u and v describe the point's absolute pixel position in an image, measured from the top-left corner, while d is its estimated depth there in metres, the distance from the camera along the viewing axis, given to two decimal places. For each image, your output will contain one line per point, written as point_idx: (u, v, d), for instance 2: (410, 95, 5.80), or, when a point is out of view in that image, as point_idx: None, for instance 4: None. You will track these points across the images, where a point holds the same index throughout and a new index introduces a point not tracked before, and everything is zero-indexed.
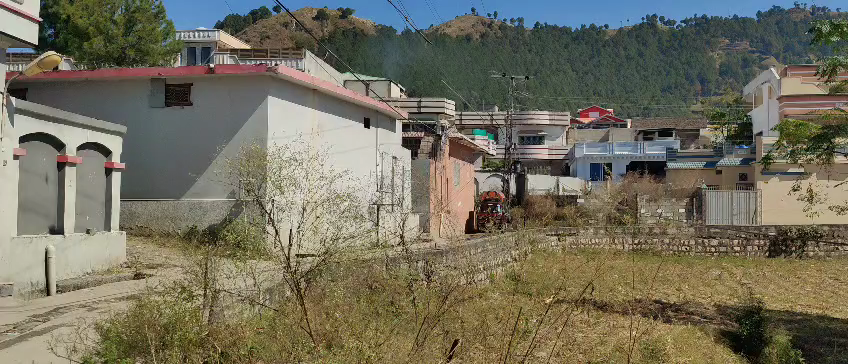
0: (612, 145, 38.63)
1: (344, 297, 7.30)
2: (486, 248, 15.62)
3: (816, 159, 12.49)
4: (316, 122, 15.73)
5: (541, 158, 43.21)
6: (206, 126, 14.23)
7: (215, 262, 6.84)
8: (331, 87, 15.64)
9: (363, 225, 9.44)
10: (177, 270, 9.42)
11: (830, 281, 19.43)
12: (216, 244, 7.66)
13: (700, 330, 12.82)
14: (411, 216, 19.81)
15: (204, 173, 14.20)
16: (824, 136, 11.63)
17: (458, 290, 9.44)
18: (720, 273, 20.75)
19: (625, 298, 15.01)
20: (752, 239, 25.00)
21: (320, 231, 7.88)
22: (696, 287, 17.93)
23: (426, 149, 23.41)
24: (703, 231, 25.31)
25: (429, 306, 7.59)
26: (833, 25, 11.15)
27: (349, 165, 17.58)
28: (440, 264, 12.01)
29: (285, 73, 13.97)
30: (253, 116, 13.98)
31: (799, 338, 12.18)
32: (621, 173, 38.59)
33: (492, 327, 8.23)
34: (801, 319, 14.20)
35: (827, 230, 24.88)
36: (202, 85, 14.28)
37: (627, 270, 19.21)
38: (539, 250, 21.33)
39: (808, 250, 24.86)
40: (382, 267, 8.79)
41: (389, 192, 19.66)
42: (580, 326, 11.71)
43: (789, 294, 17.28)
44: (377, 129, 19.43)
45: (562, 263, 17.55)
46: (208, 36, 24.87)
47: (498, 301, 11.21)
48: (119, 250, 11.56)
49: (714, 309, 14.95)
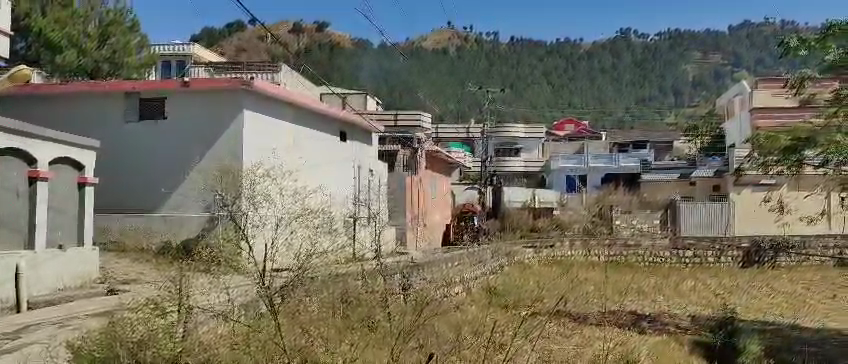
0: (588, 157, 39.02)
1: (319, 312, 7.29)
2: (463, 261, 15.70)
3: (786, 171, 12.69)
4: (292, 135, 15.69)
5: (517, 170, 43.40)
6: (181, 140, 14.14)
7: (188, 278, 6.79)
8: (306, 100, 15.63)
9: (337, 240, 9.42)
10: (151, 285, 9.31)
11: (801, 291, 19.74)
12: (191, 258, 7.58)
13: (675, 341, 12.95)
14: (387, 229, 19.84)
15: (178, 188, 14.09)
16: (794, 148, 11.79)
17: (435, 305, 9.43)
18: (695, 284, 20.96)
19: (601, 310, 15.08)
20: (725, 250, 25.54)
21: (294, 247, 7.89)
22: (671, 298, 18.09)
23: (401, 162, 23.96)
24: (678, 243, 25.74)
25: (404, 320, 7.61)
26: (799, 39, 11.43)
27: (325, 179, 17.57)
28: (416, 278, 11.98)
29: (261, 86, 13.93)
30: (227, 130, 13.87)
31: (773, 347, 12.37)
32: (595, 186, 38.68)
33: (469, 341, 8.24)
34: (773, 328, 14.42)
35: (799, 241, 25.32)
36: (176, 99, 14.20)
37: (603, 281, 19.31)
38: (516, 262, 21.41)
39: (781, 260, 25.28)
40: (359, 280, 8.81)
41: (365, 206, 19.69)
42: (557, 338, 11.79)
43: (761, 304, 17.54)
44: (353, 143, 19.45)
45: (538, 275, 17.66)
46: (184, 49, 25.61)
47: (476, 314, 11.21)
48: (92, 265, 11.44)
49: (688, 319, 15.08)
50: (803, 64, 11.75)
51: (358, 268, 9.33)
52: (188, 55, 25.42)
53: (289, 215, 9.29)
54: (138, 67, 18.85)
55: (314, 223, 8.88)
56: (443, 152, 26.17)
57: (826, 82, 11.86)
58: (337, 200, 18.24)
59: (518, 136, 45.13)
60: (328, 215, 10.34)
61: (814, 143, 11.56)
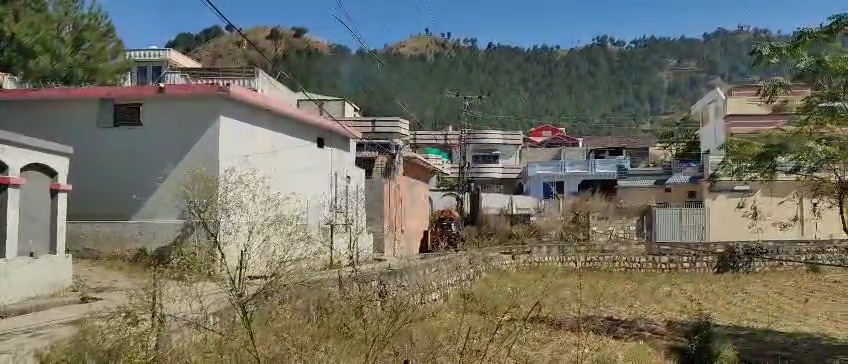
0: (565, 163, 39.24)
1: (294, 320, 7.38)
2: (439, 268, 15.74)
3: (759, 178, 12.87)
4: (269, 142, 15.65)
5: (494, 177, 43.55)
6: (156, 146, 13.98)
7: (161, 285, 6.73)
8: (282, 107, 15.58)
9: (311, 247, 9.43)
10: (124, 293, 9.17)
11: (774, 295, 20.01)
12: (164, 267, 7.52)
13: (651, 346, 13.02)
14: (364, 236, 19.77)
15: (152, 195, 13.90)
16: (765, 155, 11.98)
17: (412, 312, 9.46)
18: (670, 289, 21.19)
19: (578, 316, 15.24)
20: (700, 256, 25.79)
21: (269, 254, 7.91)
22: (646, 303, 18.18)
23: (379, 168, 23.70)
24: (654, 249, 26.22)
25: (380, 325, 7.66)
26: (772, 46, 11.52)
27: (301, 186, 17.50)
28: (392, 284, 12.01)
29: (236, 93, 13.85)
30: (202, 137, 13.77)
31: (746, 352, 12.48)
32: (572, 192, 39.11)
33: (445, 345, 8.32)
34: (747, 333, 14.56)
35: (772, 247, 25.60)
36: (151, 105, 14.08)
37: (580, 287, 19.50)
38: (492, 268, 21.44)
39: (755, 266, 25.42)
40: (336, 288, 8.89)
41: (342, 212, 19.66)
42: (533, 343, 11.88)
43: (735, 308, 17.73)
44: (330, 150, 19.47)
45: (516, 281, 17.74)
46: (160, 55, 25.47)
47: (450, 320, 11.32)
48: (65, 274, 11.26)
49: (664, 324, 15.21)
50: (776, 72, 11.95)
51: (333, 277, 9.30)
52: (163, 61, 25.20)
53: (263, 223, 9.30)
54: (113, 72, 18.54)
55: (287, 231, 8.83)
56: (422, 158, 26.13)
57: (797, 90, 12.06)
58: (313, 207, 18.20)
59: (496, 143, 45.59)
60: (301, 222, 10.29)
61: (786, 150, 11.74)
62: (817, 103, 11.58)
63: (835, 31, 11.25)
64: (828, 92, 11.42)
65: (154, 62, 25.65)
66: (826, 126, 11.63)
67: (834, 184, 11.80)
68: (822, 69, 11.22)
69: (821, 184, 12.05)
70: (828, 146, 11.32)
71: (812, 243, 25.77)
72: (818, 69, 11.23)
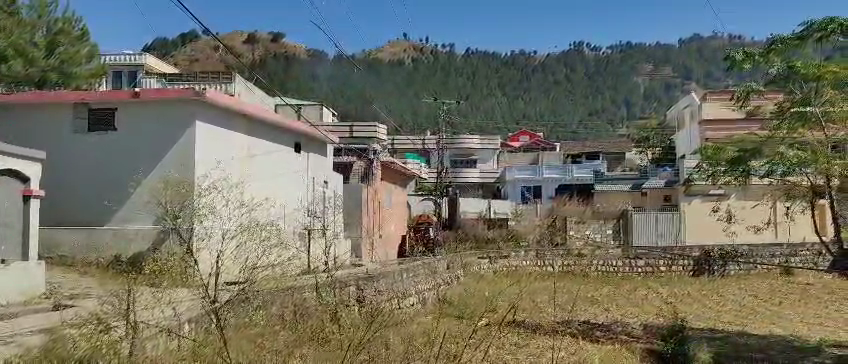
0: (542, 168, 39.37)
1: (270, 327, 7.45)
2: (417, 273, 15.78)
3: (733, 182, 13.02)
4: (245, 147, 15.56)
5: (473, 181, 43.92)
6: (129, 151, 13.81)
7: (134, 292, 6.66)
8: (259, 111, 15.50)
9: (284, 251, 9.41)
10: (95, 298, 9.01)
11: (750, 298, 20.25)
12: (137, 273, 7.45)
13: (628, 349, 13.07)
14: (341, 242, 19.69)
15: (123, 201, 13.74)
16: (739, 159, 12.13)
17: (389, 316, 9.45)
18: (647, 292, 21.39)
19: (555, 320, 15.33)
20: (676, 259, 26.04)
21: (242, 258, 7.93)
22: (623, 307, 18.33)
23: (358, 172, 24.07)
24: (630, 252, 26.10)
25: (357, 329, 7.69)
26: (744, 53, 11.78)
27: (277, 192, 17.42)
28: (369, 290, 12.04)
29: (213, 97, 13.71)
30: (178, 143, 13.56)
31: (721, 354, 12.59)
32: (550, 196, 39.25)
33: (421, 348, 8.33)
34: (722, 336, 14.70)
35: (746, 250, 25.86)
36: (126, 109, 13.91)
37: (557, 291, 19.61)
38: (470, 273, 21.47)
39: (730, 269, 25.66)
40: (312, 295, 8.94)
41: (320, 218, 19.60)
42: (509, 348, 11.95)
43: (711, 311, 17.90)
44: (307, 155, 19.47)
45: (492, 286, 17.83)
46: (135, 60, 25.37)
47: (427, 325, 11.39)
48: (39, 281, 10.99)
49: (640, 328, 15.29)
50: (749, 77, 12.17)
51: (309, 283, 9.32)
52: (140, 66, 25.25)
53: (237, 228, 9.28)
54: (88, 77, 18.32)
55: (262, 237, 8.75)
56: (399, 163, 26.04)
57: (769, 95, 12.27)
58: (291, 213, 18.13)
59: (474, 147, 45.46)
60: (274, 228, 10.21)
61: (760, 154, 11.86)
62: (789, 108, 11.72)
63: (806, 38, 11.19)
64: (799, 98, 11.52)
65: (128, 67, 25.54)
66: (798, 131, 11.79)
67: (806, 188, 12.02)
68: (794, 74, 11.34)
69: (793, 187, 12.23)
70: (800, 151, 11.54)
71: (786, 247, 26.20)
72: (790, 74, 11.40)
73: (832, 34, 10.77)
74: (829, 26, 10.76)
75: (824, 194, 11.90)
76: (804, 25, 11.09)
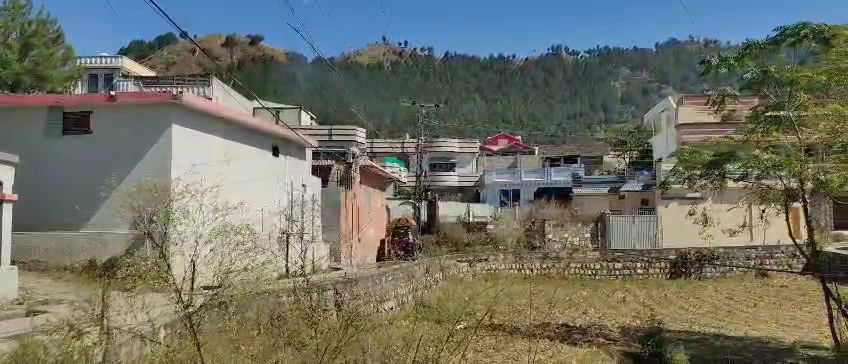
0: (520, 172, 39.67)
1: (247, 330, 7.48)
2: (396, 276, 15.78)
3: (708, 185, 13.21)
4: (223, 150, 15.49)
5: (451, 185, 43.82)
6: (105, 155, 13.65)
7: (107, 296, 6.56)
8: (236, 114, 15.43)
9: (259, 256, 9.39)
10: (68, 300, 8.89)
11: (725, 300, 20.47)
12: (110, 277, 7.37)
13: (605, 352, 13.15)
14: (319, 245, 19.63)
15: (96, 205, 13.55)
16: (716, 163, 12.29)
17: (365, 319, 9.39)
18: (624, 294, 21.58)
19: (535, 323, 15.40)
20: (653, 262, 26.16)
21: (219, 262, 7.96)
22: (601, 309, 18.43)
23: (336, 176, 23.76)
24: (607, 256, 26.28)
25: (336, 330, 7.67)
26: (720, 58, 11.98)
27: (255, 196, 17.33)
28: (346, 294, 12.06)
29: (190, 101, 13.57)
30: (155, 146, 13.38)
31: (697, 356, 12.67)
32: (528, 200, 39.38)
33: (398, 352, 8.28)
34: (699, 338, 14.79)
35: (722, 253, 26.08)
36: (102, 112, 13.75)
37: (535, 295, 19.74)
38: (449, 276, 21.50)
39: (706, 272, 25.90)
40: (289, 301, 8.94)
41: (298, 221, 19.53)
42: (488, 351, 12.01)
43: (688, 314, 18.05)
44: (286, 158, 19.46)
45: (470, 289, 17.86)
46: (112, 63, 25.26)
47: (405, 328, 11.41)
48: (10, 288, 10.79)
49: (617, 330, 15.40)
50: (725, 81, 12.34)
51: (286, 288, 9.37)
52: (117, 68, 25.13)
53: (213, 232, 9.25)
54: (63, 80, 18.13)
55: (235, 242, 8.70)
56: (378, 167, 26.06)
57: (745, 99, 12.48)
58: (268, 216, 18.05)
59: (453, 151, 45.61)
60: (250, 232, 10.17)
61: (735, 158, 12.01)
62: (764, 112, 11.83)
63: (780, 42, 11.71)
64: (773, 103, 11.68)
65: (105, 70, 25.42)
66: (774, 135, 11.76)
67: (779, 192, 11.92)
68: (767, 78, 11.65)
69: (767, 191, 12.13)
70: (774, 154, 11.41)
71: (762, 249, 26.37)
72: (764, 79, 11.65)
73: (804, 39, 11.35)
74: (801, 31, 11.35)
75: (798, 198, 11.78)
76: (778, 31, 11.65)
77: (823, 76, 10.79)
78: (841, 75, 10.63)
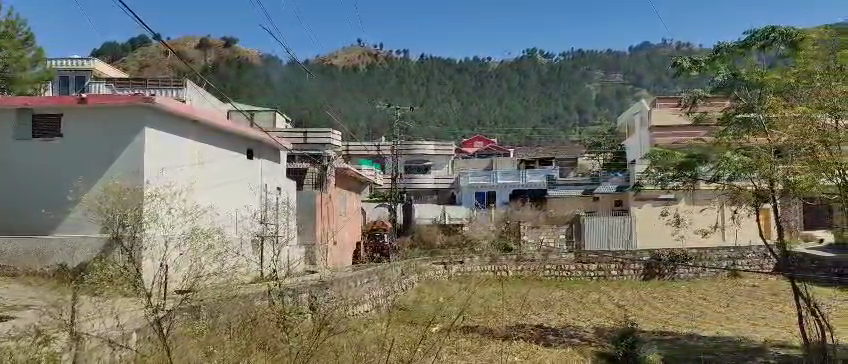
0: (496, 174, 39.74)
1: (218, 335, 7.42)
2: (371, 279, 15.82)
3: (680, 187, 13.38)
4: (196, 153, 15.38)
5: (427, 187, 43.82)
6: (75, 159, 13.47)
7: (76, 301, 6.44)
8: (210, 118, 15.35)
9: (228, 262, 9.28)
10: (36, 304, 8.75)
11: (699, 300, 20.70)
12: (79, 280, 7.27)
13: (579, 352, 13.21)
14: (293, 248, 19.50)
15: (63, 211, 13.40)
16: (687, 164, 12.42)
17: (339, 322, 9.37)
18: (599, 295, 21.72)
19: (510, 324, 15.55)
20: (627, 263, 26.38)
21: (192, 267, 7.91)
22: (575, 310, 18.61)
23: (312, 179, 23.99)
24: (582, 256, 26.44)
25: (312, 330, 7.65)
26: (691, 61, 12.46)
27: (228, 199, 17.26)
28: (321, 297, 12.08)
29: (163, 103, 13.42)
30: (127, 150, 13.25)
31: (669, 356, 12.77)
32: (503, 202, 39.51)
33: (371, 353, 8.27)
34: (672, 338, 14.96)
35: (695, 253, 26.39)
36: (72, 115, 13.58)
37: (510, 297, 19.86)
38: (425, 278, 21.53)
39: (680, 273, 26.17)
40: (263, 303, 8.91)
41: (273, 224, 19.43)
42: (464, 352, 12.08)
43: (662, 314, 18.23)
44: (260, 161, 19.42)
45: (445, 291, 17.91)
46: (84, 65, 25.03)
47: (379, 332, 11.48)
48: None
49: (592, 331, 15.48)
50: (697, 84, 12.53)
51: (262, 292, 9.35)
52: (90, 70, 24.88)
53: (184, 236, 9.19)
54: (33, 82, 17.90)
55: (206, 246, 8.70)
56: (353, 169, 26.05)
57: (717, 102, 12.66)
58: (241, 220, 17.95)
59: (428, 153, 45.71)
60: (222, 237, 10.17)
61: (706, 160, 12.17)
62: (735, 114, 11.90)
63: (750, 45, 11.97)
64: (745, 105, 11.78)
65: (78, 72, 25.18)
66: (743, 137, 11.86)
67: (750, 193, 12.02)
68: (737, 81, 11.89)
69: (739, 193, 12.23)
70: (744, 156, 11.54)
71: (733, 250, 26.74)
72: (734, 82, 11.93)
73: (773, 42, 11.63)
74: (770, 34, 11.64)
75: (768, 199, 11.86)
76: (748, 34, 11.95)
77: (790, 79, 11.04)
78: (808, 78, 10.87)
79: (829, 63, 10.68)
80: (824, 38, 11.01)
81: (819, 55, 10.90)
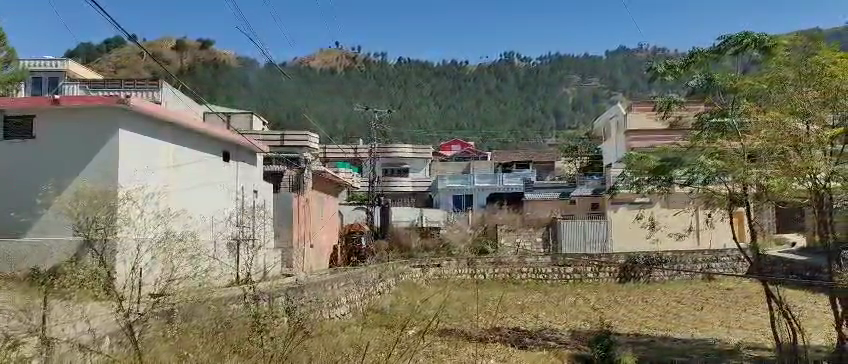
0: (473, 177, 39.77)
1: (191, 338, 7.36)
2: (347, 282, 15.75)
3: (655, 191, 13.52)
4: (171, 155, 15.27)
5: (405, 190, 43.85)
6: (48, 161, 13.30)
7: (47, 307, 6.33)
8: (185, 120, 15.23)
9: (200, 266, 9.16)
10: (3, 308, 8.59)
11: (674, 303, 20.91)
12: (49, 282, 7.14)
13: (555, 355, 13.28)
14: (268, 251, 19.37)
15: (34, 214, 13.25)
16: (662, 169, 12.53)
17: (314, 325, 9.30)
18: (575, 298, 21.82)
19: (486, 327, 15.58)
20: (603, 266, 26.58)
21: (163, 270, 7.78)
22: (552, 313, 18.71)
23: (287, 183, 24.06)
24: (558, 260, 26.77)
25: (286, 332, 7.65)
26: (666, 66, 12.64)
27: (202, 202, 17.14)
28: (297, 299, 12.03)
29: (137, 105, 13.24)
30: (101, 152, 13.09)
31: (644, 358, 12.87)
32: (480, 205, 39.61)
33: (345, 355, 8.23)
34: (647, 340, 15.07)
35: (670, 256, 26.62)
36: (46, 116, 13.42)
37: (487, 300, 19.92)
38: (402, 281, 21.52)
39: (655, 276, 26.38)
40: (237, 307, 8.84)
41: (248, 227, 19.32)
42: (441, 356, 12.08)
43: (637, 317, 18.39)
44: (236, 164, 19.33)
45: (422, 294, 17.93)
46: (57, 66, 24.69)
47: (356, 335, 11.46)
48: None
49: (568, 334, 15.58)
50: (672, 88, 12.96)
51: (236, 296, 9.26)
52: (63, 71, 24.56)
53: (157, 240, 9.09)
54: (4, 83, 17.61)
55: (179, 251, 8.57)
56: (330, 172, 26.01)
57: (692, 106, 12.70)
58: (217, 223, 17.87)
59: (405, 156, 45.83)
60: (195, 241, 10.07)
61: (682, 163, 12.24)
62: (709, 118, 12.13)
63: (724, 51, 12.09)
64: (719, 109, 12.09)
65: (51, 72, 24.84)
66: (718, 141, 11.98)
67: (724, 196, 12.05)
68: (712, 85, 12.08)
69: (712, 195, 12.28)
70: (718, 160, 11.63)
71: (708, 252, 27.05)
72: (708, 86, 12.12)
73: (747, 47, 11.66)
74: (744, 39, 11.68)
75: (741, 202, 11.98)
76: (722, 40, 12.02)
77: (764, 83, 11.19)
78: (780, 83, 11.02)
79: (801, 67, 10.76)
80: (797, 45, 11.12)
81: (791, 61, 10.92)
